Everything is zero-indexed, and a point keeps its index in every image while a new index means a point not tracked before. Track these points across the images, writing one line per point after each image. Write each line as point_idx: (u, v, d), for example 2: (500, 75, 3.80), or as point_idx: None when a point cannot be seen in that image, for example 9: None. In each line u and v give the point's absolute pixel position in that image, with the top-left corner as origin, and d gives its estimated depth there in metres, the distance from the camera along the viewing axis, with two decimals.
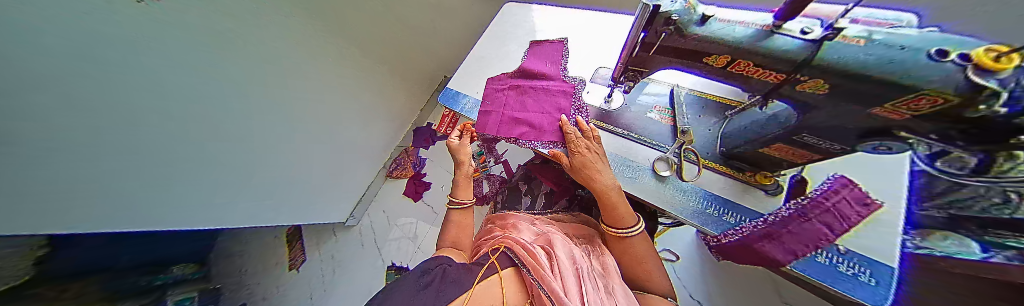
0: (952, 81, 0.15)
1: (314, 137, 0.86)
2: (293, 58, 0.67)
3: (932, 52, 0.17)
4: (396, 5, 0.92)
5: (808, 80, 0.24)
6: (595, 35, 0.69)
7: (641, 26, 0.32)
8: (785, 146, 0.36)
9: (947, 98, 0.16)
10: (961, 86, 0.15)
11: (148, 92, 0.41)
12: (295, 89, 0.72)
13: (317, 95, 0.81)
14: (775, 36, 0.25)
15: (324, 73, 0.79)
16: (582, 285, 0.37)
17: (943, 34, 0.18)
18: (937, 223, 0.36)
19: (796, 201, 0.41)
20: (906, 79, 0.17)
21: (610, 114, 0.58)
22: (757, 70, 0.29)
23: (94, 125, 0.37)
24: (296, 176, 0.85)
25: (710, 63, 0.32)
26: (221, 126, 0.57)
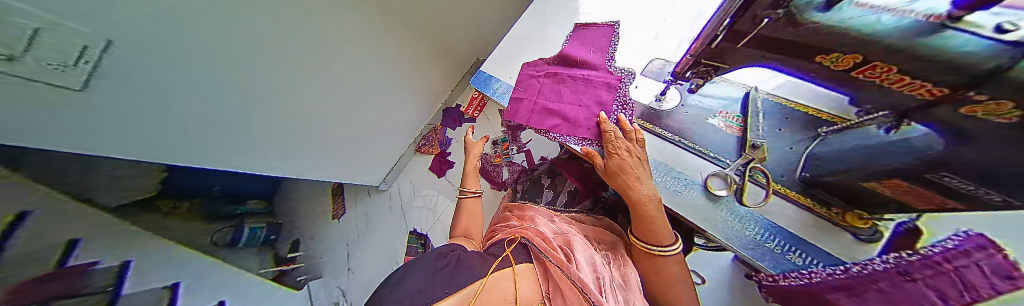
0: None
1: (355, 105, 0.93)
2: (328, 29, 0.69)
3: None
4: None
5: (984, 101, 0.15)
6: (653, 19, 0.59)
7: (731, 11, 0.27)
8: (905, 183, 0.26)
9: None
10: None
11: (158, 92, 0.42)
12: (333, 60, 0.76)
13: (358, 66, 0.86)
14: (948, 32, 0.15)
15: (360, 45, 0.82)
16: (602, 294, 0.36)
17: None
18: None
19: (897, 255, 0.32)
20: None
21: (659, 114, 0.52)
22: (901, 78, 0.21)
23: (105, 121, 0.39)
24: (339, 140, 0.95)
25: (828, 65, 0.25)
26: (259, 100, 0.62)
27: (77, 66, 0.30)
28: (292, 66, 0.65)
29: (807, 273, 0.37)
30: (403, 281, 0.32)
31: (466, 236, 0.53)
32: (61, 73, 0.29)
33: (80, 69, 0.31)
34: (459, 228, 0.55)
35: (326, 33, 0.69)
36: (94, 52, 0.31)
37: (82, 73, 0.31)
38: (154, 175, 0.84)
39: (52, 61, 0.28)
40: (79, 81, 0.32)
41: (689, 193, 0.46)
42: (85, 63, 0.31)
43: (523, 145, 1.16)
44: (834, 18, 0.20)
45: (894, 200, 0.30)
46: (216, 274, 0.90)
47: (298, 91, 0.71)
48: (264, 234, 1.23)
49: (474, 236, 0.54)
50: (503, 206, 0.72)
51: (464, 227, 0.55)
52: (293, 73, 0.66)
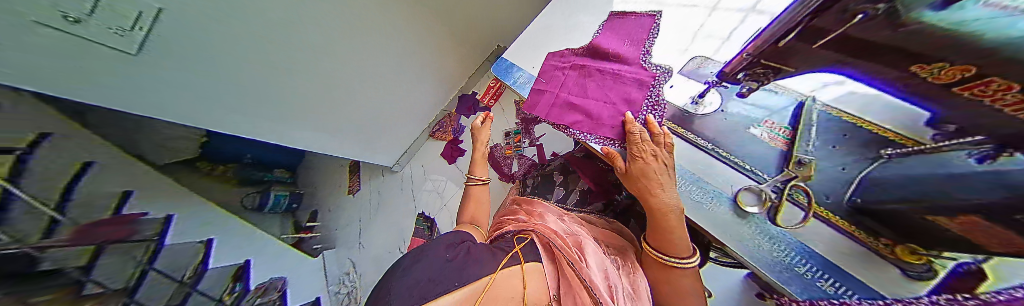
0: None
1: (374, 86, 0.94)
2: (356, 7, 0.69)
3: None
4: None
5: None
6: (698, 12, 0.54)
7: (809, 7, 0.24)
8: (984, 222, 0.23)
9: None
10: None
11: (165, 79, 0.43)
12: (357, 39, 0.76)
13: (380, 46, 0.86)
14: None
15: (383, 24, 0.81)
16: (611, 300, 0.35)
17: None
18: None
19: (948, 296, 0.28)
20: None
21: (691, 119, 0.49)
22: (1018, 100, 0.18)
23: (129, 100, 0.42)
24: (357, 119, 0.97)
25: (924, 75, 0.21)
26: (285, 74, 0.64)
27: (132, 32, 0.35)
28: (316, 42, 0.66)
29: (838, 302, 0.33)
30: (414, 268, 0.33)
31: (473, 222, 0.53)
32: (119, 37, 0.34)
33: (136, 36, 0.36)
34: (465, 215, 0.56)
35: (352, 10, 0.69)
36: (146, 19, 0.35)
37: (137, 38, 0.36)
38: (195, 139, 0.90)
39: (109, 25, 0.33)
40: (135, 47, 0.37)
41: (716, 205, 0.43)
42: (140, 29, 0.35)
43: (536, 139, 1.14)
44: (953, 18, 0.16)
45: (963, 240, 0.26)
46: (242, 235, 0.98)
47: (322, 68, 0.72)
48: (287, 202, 1.30)
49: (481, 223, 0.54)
50: (512, 199, 0.72)
51: (471, 214, 0.55)
52: (318, 50, 0.67)
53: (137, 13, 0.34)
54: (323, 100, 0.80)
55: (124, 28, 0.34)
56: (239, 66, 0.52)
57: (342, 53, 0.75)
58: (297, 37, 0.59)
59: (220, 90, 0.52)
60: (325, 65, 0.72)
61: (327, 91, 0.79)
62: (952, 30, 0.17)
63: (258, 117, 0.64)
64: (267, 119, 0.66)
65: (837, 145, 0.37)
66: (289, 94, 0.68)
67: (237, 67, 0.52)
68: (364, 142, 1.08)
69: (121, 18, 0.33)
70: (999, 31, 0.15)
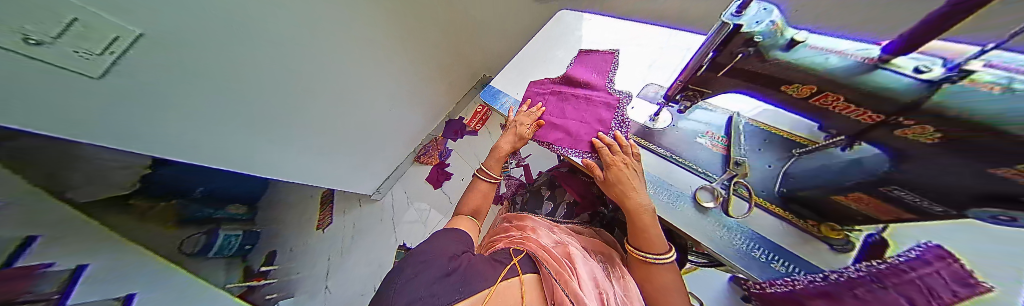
0: None
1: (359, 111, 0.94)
2: (341, 27, 0.71)
3: None
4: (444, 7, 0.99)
5: (912, 125, 0.22)
6: (647, 50, 0.68)
7: (713, 47, 0.34)
8: (867, 196, 0.32)
9: None
10: None
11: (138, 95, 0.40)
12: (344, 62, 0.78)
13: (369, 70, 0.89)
14: (879, 71, 0.22)
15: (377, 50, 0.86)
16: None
17: None
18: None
19: (870, 264, 0.36)
20: None
21: (652, 132, 0.57)
22: (846, 106, 0.27)
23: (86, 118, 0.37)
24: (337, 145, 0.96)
25: (789, 93, 0.31)
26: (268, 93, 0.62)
27: (102, 56, 0.32)
28: (315, 71, 0.71)
29: (790, 280, 0.39)
30: (408, 287, 0.32)
31: (472, 215, 0.54)
32: (85, 61, 0.31)
33: (106, 59, 0.33)
34: (467, 206, 0.56)
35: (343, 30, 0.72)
36: (123, 44, 0.33)
37: (108, 62, 0.34)
38: (136, 171, 0.83)
39: (75, 49, 0.30)
40: (101, 70, 0.34)
41: (679, 204, 0.48)
42: (110, 54, 0.33)
43: (522, 160, 1.23)
44: (793, 56, 0.26)
45: (861, 214, 0.35)
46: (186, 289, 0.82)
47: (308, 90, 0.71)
48: (238, 243, 1.11)
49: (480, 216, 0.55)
50: (503, 217, 0.72)
51: (474, 206, 0.56)
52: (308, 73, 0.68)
53: (115, 38, 0.32)
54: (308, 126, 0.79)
55: (93, 52, 0.31)
56: (234, 92, 0.53)
57: (331, 74, 0.76)
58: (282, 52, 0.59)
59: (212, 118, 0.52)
60: (315, 88, 0.74)
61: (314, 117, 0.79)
62: (797, 63, 0.27)
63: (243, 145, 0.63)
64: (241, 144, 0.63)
65: (761, 148, 0.47)
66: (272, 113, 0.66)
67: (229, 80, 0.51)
68: (346, 171, 1.04)
69: (93, 41, 0.31)
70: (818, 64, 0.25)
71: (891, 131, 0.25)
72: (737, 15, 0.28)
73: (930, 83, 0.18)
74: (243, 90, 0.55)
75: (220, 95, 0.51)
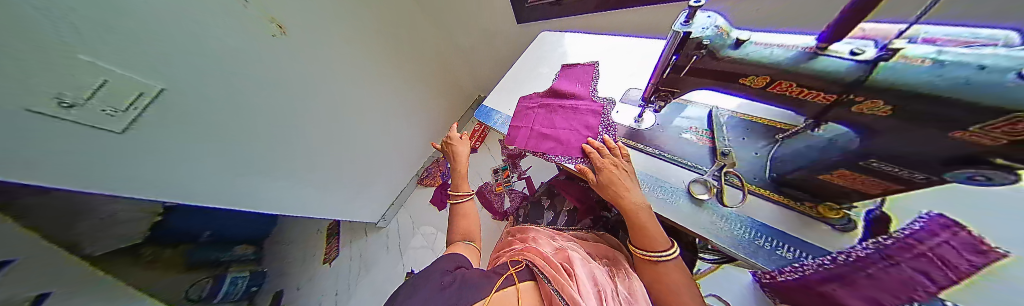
0: None
1: None
2: None
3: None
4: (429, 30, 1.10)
5: (863, 101, 0.26)
6: (625, 59, 0.73)
7: (672, 51, 0.38)
8: (851, 172, 0.33)
9: None
10: None
11: None
12: None
13: None
14: (820, 57, 0.27)
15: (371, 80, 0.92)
16: None
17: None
18: None
19: (877, 240, 0.35)
20: (992, 101, 0.16)
21: (640, 133, 0.59)
22: (801, 90, 0.31)
23: None
24: (332, 175, 0.99)
25: (749, 84, 0.35)
26: None
27: (126, 112, 0.47)
28: (304, 83, 0.81)
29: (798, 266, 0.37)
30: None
31: (465, 239, 0.54)
32: (112, 118, 0.46)
33: (132, 114, 0.48)
34: (457, 230, 0.57)
35: None
36: (143, 100, 0.48)
37: (130, 118, 0.48)
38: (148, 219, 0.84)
39: (103, 107, 0.44)
40: (122, 125, 0.47)
41: (676, 200, 0.48)
42: (134, 109, 0.48)
43: (523, 173, 1.24)
44: (739, 53, 0.32)
45: (852, 190, 0.36)
46: None
47: None
48: (245, 285, 1.12)
49: (472, 237, 0.55)
50: (507, 231, 0.72)
51: (463, 228, 0.56)
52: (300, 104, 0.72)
53: (138, 95, 0.47)
54: (291, 156, 0.84)
55: (118, 109, 0.46)
56: None
57: None
58: None
59: (201, 152, 0.61)
60: None
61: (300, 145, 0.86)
62: (748, 58, 0.32)
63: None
64: (219, 177, 0.67)
65: (744, 137, 0.50)
66: None
67: None
68: (340, 199, 1.06)
69: (119, 100, 0.45)
70: (758, 58, 0.31)
71: (849, 104, 0.27)
72: (686, 24, 0.34)
73: (867, 62, 0.23)
74: (233, 125, 0.65)
75: (209, 136, 0.61)
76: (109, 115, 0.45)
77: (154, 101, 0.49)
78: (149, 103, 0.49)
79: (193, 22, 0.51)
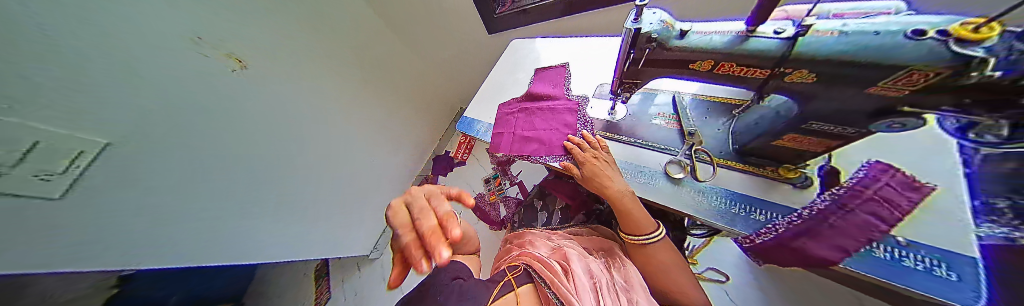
0: (939, 54, 0.20)
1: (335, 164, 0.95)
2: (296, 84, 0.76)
3: (910, 34, 0.22)
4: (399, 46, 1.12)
5: (793, 72, 0.30)
6: (591, 57, 0.78)
7: (628, 46, 0.41)
8: (798, 135, 0.38)
9: (935, 72, 0.21)
10: (944, 60, 0.20)
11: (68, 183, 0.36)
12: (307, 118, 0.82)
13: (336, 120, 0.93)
14: (752, 38, 0.31)
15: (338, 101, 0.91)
16: (600, 299, 0.37)
17: (908, 19, 0.23)
18: None
19: (832, 191, 0.40)
20: (891, 59, 0.22)
21: (615, 125, 0.62)
22: (741, 69, 0.35)
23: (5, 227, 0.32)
24: None
25: (698, 68, 0.39)
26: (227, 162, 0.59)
27: (65, 173, 0.35)
28: None
29: (771, 226, 0.40)
30: None
31: None
32: (45, 183, 0.33)
33: (67, 177, 0.35)
34: None
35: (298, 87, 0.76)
36: (87, 158, 0.37)
37: (68, 181, 0.35)
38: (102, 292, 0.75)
39: (34, 172, 0.31)
40: (60, 191, 0.35)
41: (656, 182, 0.50)
42: (74, 169, 0.36)
43: (514, 178, 1.24)
44: (686, 43, 0.36)
45: (802, 151, 0.41)
46: None
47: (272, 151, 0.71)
48: None
49: None
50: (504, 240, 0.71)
51: None
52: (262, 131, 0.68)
53: (76, 154, 0.35)
54: None
55: (54, 172, 0.33)
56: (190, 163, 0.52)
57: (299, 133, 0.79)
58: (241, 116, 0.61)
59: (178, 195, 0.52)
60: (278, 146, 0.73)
61: (295, 182, 0.80)
62: (694, 46, 0.36)
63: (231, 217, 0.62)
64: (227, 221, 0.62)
65: (706, 116, 0.54)
66: (234, 188, 0.62)
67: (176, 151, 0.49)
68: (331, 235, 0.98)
69: (56, 161, 0.34)
70: (702, 44, 0.35)
71: (783, 72, 0.31)
72: (636, 21, 0.37)
73: (789, 39, 0.29)
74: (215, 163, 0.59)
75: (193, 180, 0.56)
76: (43, 181, 0.33)
77: (98, 157, 0.38)
78: (92, 162, 0.37)
79: None
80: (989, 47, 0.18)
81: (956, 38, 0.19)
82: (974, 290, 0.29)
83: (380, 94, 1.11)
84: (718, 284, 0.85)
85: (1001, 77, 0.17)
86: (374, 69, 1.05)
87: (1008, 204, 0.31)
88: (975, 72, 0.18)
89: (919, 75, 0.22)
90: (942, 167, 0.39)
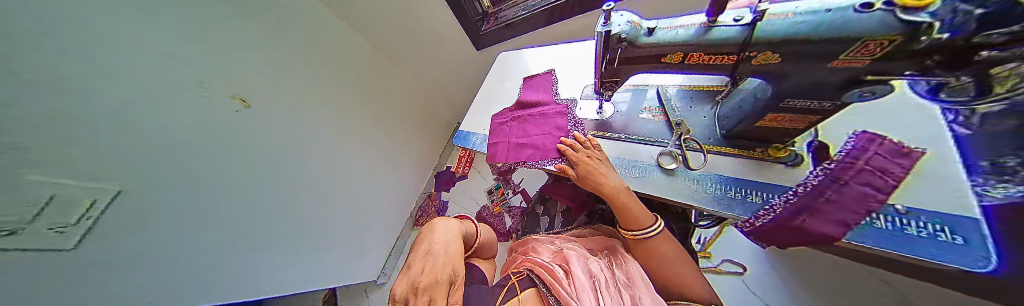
0: (894, 23, 0.22)
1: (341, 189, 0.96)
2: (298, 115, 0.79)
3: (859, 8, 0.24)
4: (393, 70, 1.17)
5: (759, 54, 0.33)
6: (575, 61, 0.81)
7: (603, 47, 0.44)
8: (778, 114, 0.39)
9: (891, 39, 0.23)
10: (896, 28, 0.22)
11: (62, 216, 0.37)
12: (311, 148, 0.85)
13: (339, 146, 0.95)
14: (715, 28, 0.33)
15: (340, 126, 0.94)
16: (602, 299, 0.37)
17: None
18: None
19: (825, 166, 0.41)
20: (852, 33, 0.25)
21: (604, 123, 0.63)
22: (710, 57, 0.37)
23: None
24: None
25: (671, 61, 0.41)
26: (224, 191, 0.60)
27: (78, 223, 0.38)
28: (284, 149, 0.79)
29: (768, 207, 0.40)
30: None
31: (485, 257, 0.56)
32: (60, 235, 0.37)
33: (82, 225, 0.39)
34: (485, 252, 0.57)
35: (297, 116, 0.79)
36: (100, 206, 0.41)
37: (81, 230, 0.39)
38: None
39: (50, 224, 0.35)
40: (73, 241, 0.38)
41: (650, 175, 0.51)
42: (88, 218, 0.40)
43: (516, 186, 1.25)
44: (655, 39, 0.39)
45: (787, 129, 0.42)
46: None
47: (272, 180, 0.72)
48: None
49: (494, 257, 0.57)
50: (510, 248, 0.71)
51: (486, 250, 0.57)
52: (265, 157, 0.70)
53: (91, 203, 0.40)
54: None
55: (68, 224, 0.37)
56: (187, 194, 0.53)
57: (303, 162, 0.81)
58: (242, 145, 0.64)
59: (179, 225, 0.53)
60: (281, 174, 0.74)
61: (297, 210, 0.81)
62: (662, 41, 0.38)
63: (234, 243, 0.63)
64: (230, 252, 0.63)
65: (691, 105, 0.56)
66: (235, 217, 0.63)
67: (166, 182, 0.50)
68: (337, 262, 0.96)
69: (68, 212, 0.37)
70: (669, 38, 0.37)
71: (748, 57, 0.34)
72: (605, 24, 0.41)
73: (749, 24, 0.30)
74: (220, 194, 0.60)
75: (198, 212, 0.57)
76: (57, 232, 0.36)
77: (110, 205, 0.42)
78: (103, 210, 0.41)
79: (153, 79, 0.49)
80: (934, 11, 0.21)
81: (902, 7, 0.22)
82: (981, 252, 0.28)
83: (379, 117, 1.15)
84: (736, 275, 0.82)
85: (953, 37, 0.20)
86: (371, 93, 1.10)
87: (1018, 163, 0.29)
88: (926, 36, 0.21)
89: (875, 44, 0.24)
90: (929, 131, 0.39)
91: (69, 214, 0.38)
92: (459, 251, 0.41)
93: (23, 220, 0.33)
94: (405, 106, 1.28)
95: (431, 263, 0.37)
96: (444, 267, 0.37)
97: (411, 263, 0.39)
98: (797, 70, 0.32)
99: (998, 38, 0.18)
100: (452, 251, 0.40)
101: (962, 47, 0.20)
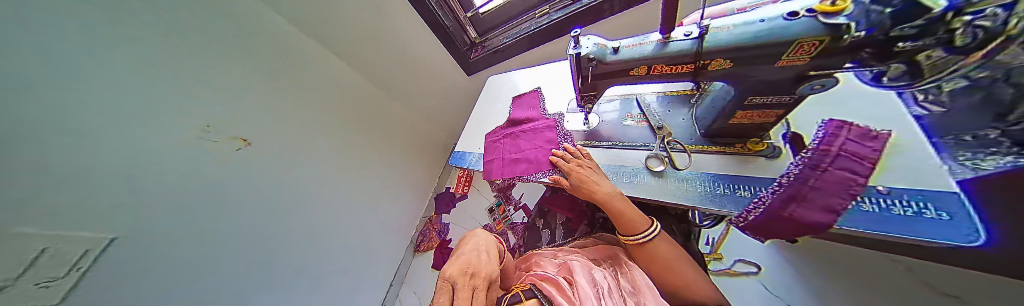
0: (817, 25, 0.27)
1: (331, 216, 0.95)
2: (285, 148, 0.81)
3: (788, 17, 0.29)
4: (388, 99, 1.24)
5: (711, 61, 0.36)
6: (560, 78, 0.87)
7: (575, 65, 0.50)
8: (746, 111, 0.42)
9: (821, 39, 0.27)
10: (822, 29, 0.27)
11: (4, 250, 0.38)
12: (303, 176, 0.86)
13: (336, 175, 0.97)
14: (671, 42, 0.39)
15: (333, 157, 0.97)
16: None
17: (764, 13, 0.32)
18: (987, 101, 0.26)
19: (803, 155, 0.41)
20: (786, 37, 0.30)
21: (592, 132, 0.67)
22: (671, 68, 0.41)
23: None
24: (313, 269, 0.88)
25: (638, 73, 0.45)
26: (192, 222, 0.61)
27: (66, 276, 0.44)
28: (281, 183, 0.80)
29: (757, 200, 0.40)
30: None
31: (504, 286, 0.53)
32: (48, 290, 0.42)
33: (70, 278, 0.44)
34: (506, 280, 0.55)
35: (286, 148, 0.82)
36: (91, 255, 0.47)
37: (70, 283, 0.44)
38: None
39: (37, 279, 0.41)
40: (62, 292, 0.44)
41: (640, 178, 0.52)
42: (76, 270, 0.45)
43: (518, 202, 1.24)
44: (621, 55, 0.44)
45: (759, 124, 0.44)
46: None
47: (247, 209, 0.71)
48: None
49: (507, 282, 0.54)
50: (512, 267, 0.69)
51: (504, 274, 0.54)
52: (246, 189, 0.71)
53: (85, 252, 0.46)
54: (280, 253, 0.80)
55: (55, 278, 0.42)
56: (161, 220, 0.56)
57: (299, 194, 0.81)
58: (226, 178, 0.67)
59: (135, 256, 0.53)
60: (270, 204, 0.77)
61: (285, 228, 0.81)
62: (627, 57, 0.44)
63: (215, 253, 0.65)
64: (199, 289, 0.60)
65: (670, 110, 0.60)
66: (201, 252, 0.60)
67: (150, 207, 0.54)
68: (319, 292, 0.90)
69: (48, 267, 0.42)
70: (633, 54, 0.43)
71: (703, 63, 0.37)
72: (576, 47, 0.47)
73: (697, 37, 0.36)
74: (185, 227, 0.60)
75: (170, 242, 0.58)
76: (44, 287, 0.41)
77: (103, 252, 0.48)
78: (98, 257, 0.48)
79: (139, 120, 0.53)
80: (847, 15, 0.25)
81: (821, 13, 0.27)
82: (967, 225, 0.28)
83: (378, 144, 1.18)
84: (753, 277, 0.77)
85: (872, 34, 0.25)
86: (370, 123, 1.15)
87: (999, 134, 0.28)
88: (848, 35, 0.26)
89: (809, 45, 0.28)
90: (890, 115, 0.42)
91: (59, 269, 0.43)
92: (497, 254, 0.43)
93: (10, 277, 0.38)
94: (402, 132, 1.33)
95: (476, 258, 0.39)
96: (487, 264, 0.39)
97: (458, 255, 0.41)
98: (749, 70, 0.35)
99: (909, 30, 0.22)
100: (491, 252, 0.43)
101: (880, 41, 0.24)
